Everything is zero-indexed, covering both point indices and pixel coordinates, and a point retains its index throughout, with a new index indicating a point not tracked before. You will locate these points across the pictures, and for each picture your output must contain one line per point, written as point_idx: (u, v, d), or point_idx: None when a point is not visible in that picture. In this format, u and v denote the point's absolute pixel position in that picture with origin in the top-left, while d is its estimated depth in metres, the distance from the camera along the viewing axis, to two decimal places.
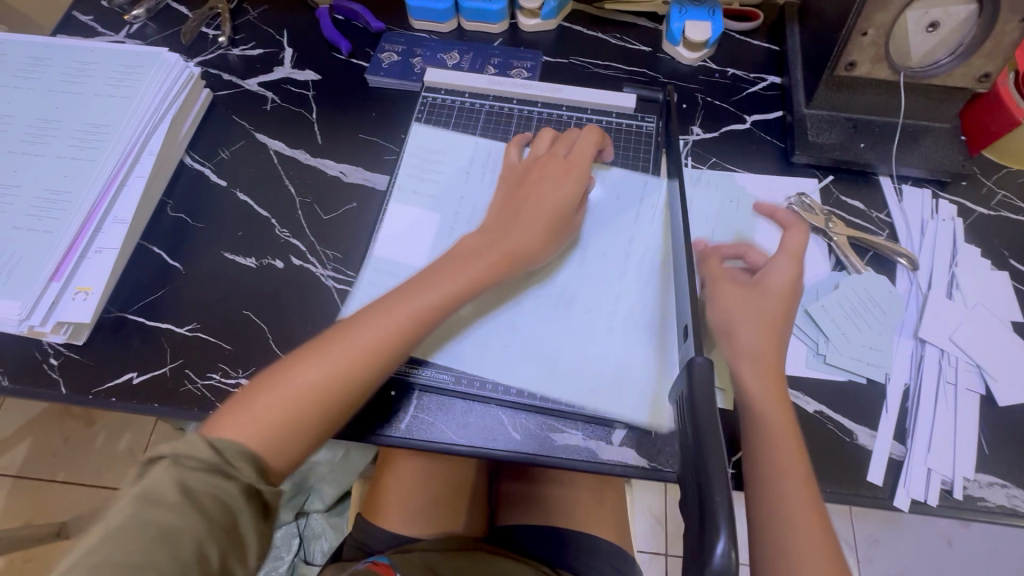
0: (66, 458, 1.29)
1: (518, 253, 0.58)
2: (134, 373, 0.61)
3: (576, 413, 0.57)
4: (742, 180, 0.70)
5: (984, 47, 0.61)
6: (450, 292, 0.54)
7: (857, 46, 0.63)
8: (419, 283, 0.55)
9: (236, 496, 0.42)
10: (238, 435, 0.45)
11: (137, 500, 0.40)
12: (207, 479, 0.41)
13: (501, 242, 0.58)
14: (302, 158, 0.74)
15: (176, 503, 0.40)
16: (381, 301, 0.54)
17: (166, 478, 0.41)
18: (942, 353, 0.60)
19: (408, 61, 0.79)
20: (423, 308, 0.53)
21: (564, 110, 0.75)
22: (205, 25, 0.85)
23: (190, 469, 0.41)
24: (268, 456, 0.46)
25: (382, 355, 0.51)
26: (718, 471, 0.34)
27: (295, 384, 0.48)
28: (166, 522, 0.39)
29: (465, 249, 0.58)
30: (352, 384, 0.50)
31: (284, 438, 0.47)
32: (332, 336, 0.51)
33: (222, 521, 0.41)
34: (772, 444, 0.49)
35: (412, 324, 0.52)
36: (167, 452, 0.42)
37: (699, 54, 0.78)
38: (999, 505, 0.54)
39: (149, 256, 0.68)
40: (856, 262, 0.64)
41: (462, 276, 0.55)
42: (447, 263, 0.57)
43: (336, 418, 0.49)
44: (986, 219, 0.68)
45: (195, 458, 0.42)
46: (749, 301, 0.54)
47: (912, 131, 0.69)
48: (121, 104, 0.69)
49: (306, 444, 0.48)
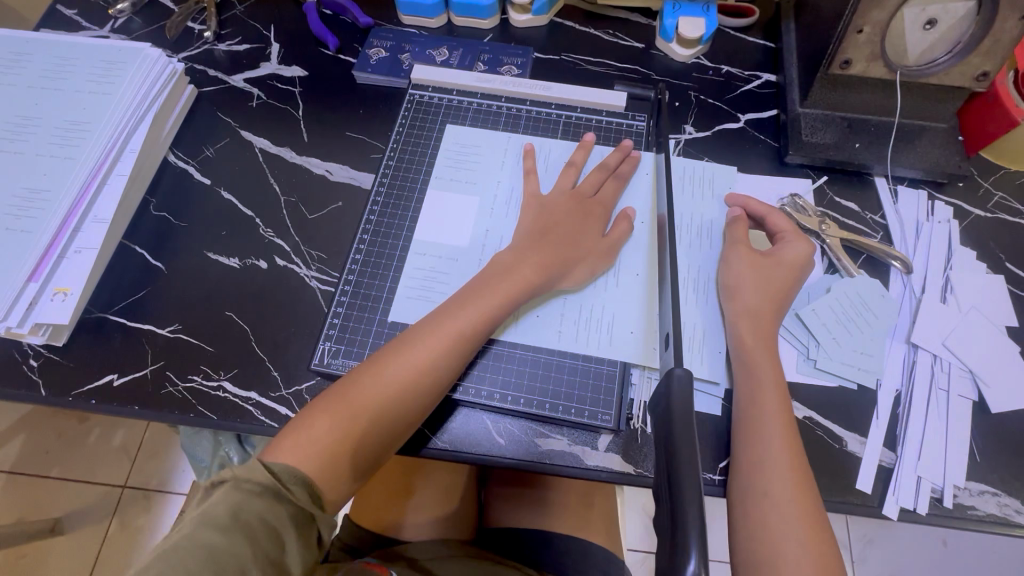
0: (59, 454, 1.29)
1: (543, 267, 0.58)
2: (114, 376, 0.60)
3: (564, 418, 0.56)
4: (734, 180, 0.69)
5: (982, 45, 0.60)
6: (489, 309, 0.56)
7: (852, 44, 0.62)
8: (460, 302, 0.56)
9: (285, 520, 0.44)
10: (296, 459, 0.48)
11: (196, 521, 0.42)
12: (260, 504, 0.44)
13: (534, 251, 0.59)
14: (288, 157, 0.73)
15: (226, 526, 0.42)
16: (425, 322, 0.55)
17: (224, 501, 0.43)
18: (935, 358, 0.59)
19: (396, 57, 0.78)
20: (466, 328, 0.55)
21: (554, 108, 0.74)
22: (191, 20, 0.83)
23: (248, 494, 0.44)
24: (325, 481, 0.48)
25: (431, 376, 0.53)
26: (691, 485, 0.34)
27: (346, 410, 0.50)
28: (216, 546, 0.41)
29: (502, 265, 0.59)
30: (406, 407, 0.52)
31: (340, 462, 0.49)
32: (381, 359, 0.53)
33: (270, 546, 0.43)
34: (768, 455, 0.49)
35: (451, 347, 0.54)
36: (228, 476, 0.44)
37: (692, 52, 0.77)
38: (990, 514, 0.53)
39: (132, 256, 0.67)
40: (849, 265, 0.62)
41: (500, 292, 0.57)
42: (483, 279, 0.58)
43: (381, 443, 0.51)
44: (982, 221, 0.66)
45: (253, 483, 0.44)
46: (766, 315, 0.56)
47: (908, 131, 0.68)
48: (104, 102, 0.69)
49: (360, 466, 0.50)
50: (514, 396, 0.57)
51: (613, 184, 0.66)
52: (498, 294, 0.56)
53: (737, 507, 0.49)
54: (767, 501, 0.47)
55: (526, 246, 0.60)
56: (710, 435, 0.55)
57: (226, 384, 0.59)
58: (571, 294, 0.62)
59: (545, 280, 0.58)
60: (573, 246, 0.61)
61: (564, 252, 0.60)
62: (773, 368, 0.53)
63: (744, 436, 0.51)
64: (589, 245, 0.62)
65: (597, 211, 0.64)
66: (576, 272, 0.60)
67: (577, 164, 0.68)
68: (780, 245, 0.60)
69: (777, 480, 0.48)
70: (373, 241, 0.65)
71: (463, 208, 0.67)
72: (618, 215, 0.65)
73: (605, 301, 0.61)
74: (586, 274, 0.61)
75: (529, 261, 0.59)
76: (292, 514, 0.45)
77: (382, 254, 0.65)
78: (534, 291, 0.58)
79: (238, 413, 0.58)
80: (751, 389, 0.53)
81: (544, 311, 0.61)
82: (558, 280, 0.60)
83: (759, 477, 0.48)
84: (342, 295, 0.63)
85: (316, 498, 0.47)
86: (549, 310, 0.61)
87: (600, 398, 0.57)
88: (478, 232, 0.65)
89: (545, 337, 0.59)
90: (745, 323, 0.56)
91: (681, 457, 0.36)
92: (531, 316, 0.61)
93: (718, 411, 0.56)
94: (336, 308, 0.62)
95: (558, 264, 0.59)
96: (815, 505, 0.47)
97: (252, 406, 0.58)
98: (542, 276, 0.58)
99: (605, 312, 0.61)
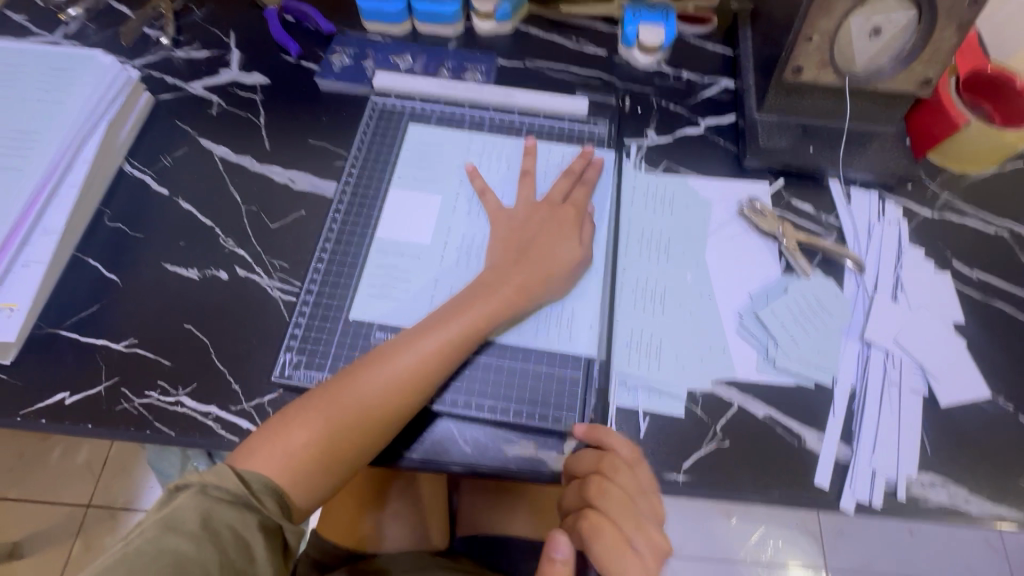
0: (19, 475, 1.23)
1: (519, 284, 0.58)
2: (66, 394, 0.58)
3: (528, 423, 0.56)
4: (692, 183, 0.70)
5: (924, 53, 0.62)
6: (471, 326, 0.56)
7: (803, 52, 0.64)
8: (442, 319, 0.56)
9: (253, 528, 0.45)
10: (272, 470, 0.48)
11: (159, 526, 0.42)
12: (230, 512, 0.45)
13: (514, 270, 0.59)
14: (249, 165, 0.71)
15: (196, 532, 0.42)
16: (404, 337, 0.55)
17: (192, 506, 0.43)
18: (887, 355, 0.61)
19: (360, 64, 0.77)
20: (447, 345, 0.54)
21: (518, 115, 0.74)
22: (148, 26, 0.82)
23: (217, 500, 0.45)
24: (297, 491, 0.49)
25: (411, 393, 0.52)
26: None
27: (321, 422, 0.50)
28: (183, 553, 0.41)
29: (486, 283, 0.58)
30: (384, 422, 0.51)
31: (315, 473, 0.49)
32: (359, 371, 0.53)
33: (236, 554, 0.43)
34: (624, 538, 0.52)
35: (432, 365, 0.53)
36: (194, 481, 0.45)
37: (653, 58, 0.78)
38: (940, 504, 0.55)
39: (84, 269, 0.64)
40: (805, 266, 0.64)
41: (482, 310, 0.56)
42: (468, 294, 0.58)
43: (355, 458, 0.51)
44: (930, 221, 0.69)
45: (223, 490, 0.45)
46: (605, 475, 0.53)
47: (860, 135, 0.70)
48: (53, 110, 0.67)
49: (336, 478, 0.51)
50: (477, 401, 0.57)
51: (582, 190, 0.66)
52: (482, 311, 0.56)
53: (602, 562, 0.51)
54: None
55: (506, 265, 0.60)
56: (672, 436, 0.57)
57: (185, 400, 0.58)
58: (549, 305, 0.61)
59: (525, 293, 0.58)
60: (554, 258, 0.61)
61: (544, 272, 0.60)
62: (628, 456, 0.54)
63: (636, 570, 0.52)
64: (567, 255, 0.61)
65: (568, 216, 0.64)
66: (559, 285, 0.61)
67: (530, 172, 0.68)
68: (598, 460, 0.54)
69: (622, 532, 0.52)
70: (336, 250, 0.65)
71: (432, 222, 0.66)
72: (587, 216, 0.65)
73: (568, 302, 0.62)
74: (567, 284, 0.61)
75: (513, 280, 0.59)
76: (261, 522, 0.46)
77: (345, 262, 0.64)
78: (518, 311, 0.58)
79: (197, 428, 0.57)
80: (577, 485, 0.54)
81: (522, 328, 0.60)
82: (540, 298, 0.59)
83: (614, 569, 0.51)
84: (304, 304, 0.62)
85: (285, 507, 0.48)
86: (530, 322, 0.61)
87: (565, 402, 0.57)
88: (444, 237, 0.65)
89: (510, 340, 0.59)
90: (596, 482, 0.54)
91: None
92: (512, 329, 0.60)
93: (680, 411, 0.58)
94: (297, 317, 0.61)
95: (538, 280, 0.59)
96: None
97: (212, 421, 0.57)
98: (523, 295, 0.58)
99: (571, 314, 0.61)
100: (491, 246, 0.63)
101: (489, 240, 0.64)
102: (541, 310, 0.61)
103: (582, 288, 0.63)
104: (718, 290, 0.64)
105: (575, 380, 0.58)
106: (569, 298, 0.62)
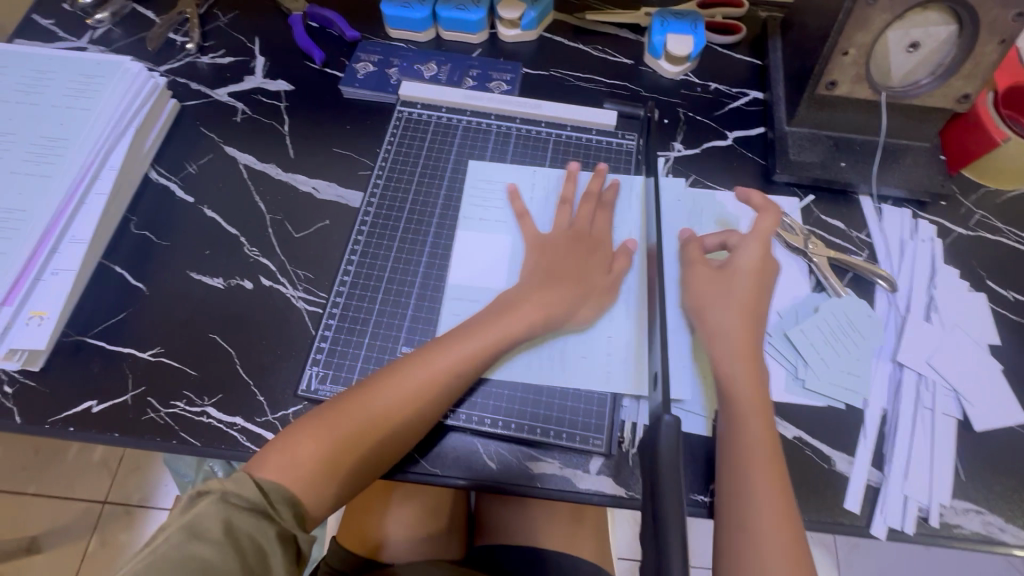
0: (38, 471, 1.25)
1: (540, 304, 0.58)
2: (94, 402, 0.58)
3: (555, 442, 0.56)
4: (720, 198, 0.69)
5: (964, 67, 0.61)
6: (489, 343, 0.55)
7: (838, 65, 0.63)
8: (455, 335, 0.56)
9: (272, 539, 0.44)
10: (282, 478, 0.47)
11: (182, 533, 0.41)
12: (250, 521, 0.44)
13: (540, 292, 0.58)
14: (273, 173, 0.71)
15: (219, 540, 0.42)
16: (417, 352, 0.55)
17: (214, 514, 0.43)
18: (920, 377, 0.59)
19: (384, 71, 0.77)
20: (460, 362, 0.54)
21: (544, 126, 0.73)
22: (173, 31, 0.82)
23: (237, 508, 0.44)
24: (308, 501, 0.48)
25: (422, 407, 0.52)
26: (676, 535, 0.33)
27: (330, 433, 0.50)
28: (206, 559, 0.41)
29: (502, 305, 0.58)
30: (393, 432, 0.51)
31: (324, 483, 0.49)
32: (372, 387, 0.53)
33: (256, 563, 0.43)
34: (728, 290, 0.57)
35: (444, 379, 0.53)
36: (216, 488, 0.44)
37: (680, 68, 0.77)
38: (975, 532, 0.54)
39: (111, 277, 0.65)
40: (836, 285, 0.63)
41: (504, 326, 0.56)
42: (488, 314, 0.58)
43: (361, 468, 0.51)
44: (964, 239, 0.68)
45: (242, 498, 0.44)
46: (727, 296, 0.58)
47: (893, 150, 0.69)
48: (82, 117, 0.67)
49: (343, 490, 0.50)
50: (503, 420, 0.56)
51: (603, 214, 0.66)
52: (500, 331, 0.56)
53: (723, 558, 0.47)
54: (748, 535, 0.47)
55: (532, 284, 0.59)
56: (700, 455, 0.56)
57: (211, 410, 0.58)
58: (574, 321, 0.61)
59: (549, 318, 0.58)
60: (575, 283, 0.60)
61: (566, 295, 0.59)
62: (737, 338, 0.55)
63: (726, 467, 0.51)
64: (589, 282, 0.61)
65: (595, 245, 0.63)
66: (581, 311, 0.60)
67: (568, 201, 0.66)
68: (734, 255, 0.59)
69: (731, 295, 0.57)
70: (362, 262, 0.64)
71: (440, 229, 0.66)
72: (619, 249, 0.64)
73: (594, 320, 0.61)
74: (588, 309, 0.60)
75: (532, 300, 0.58)
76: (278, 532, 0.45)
77: (371, 275, 0.64)
78: (537, 332, 0.58)
79: (223, 439, 0.57)
80: (731, 455, 0.51)
81: (539, 350, 0.60)
82: (561, 320, 0.59)
83: (749, 522, 0.47)
84: (329, 316, 0.61)
85: (299, 518, 0.48)
86: (552, 347, 0.60)
87: (593, 422, 0.57)
88: (456, 245, 0.65)
89: (538, 360, 0.59)
90: (719, 343, 0.55)
91: (667, 502, 0.35)
92: (529, 350, 0.59)
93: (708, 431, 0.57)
94: (324, 330, 0.61)
95: (558, 303, 0.58)
96: (791, 508, 0.48)
97: (237, 432, 0.57)
98: (545, 315, 0.58)
99: (597, 333, 0.60)
100: (521, 271, 0.63)
101: (522, 264, 0.63)
102: (563, 336, 0.60)
103: (604, 311, 0.62)
104: None
105: (604, 400, 0.58)
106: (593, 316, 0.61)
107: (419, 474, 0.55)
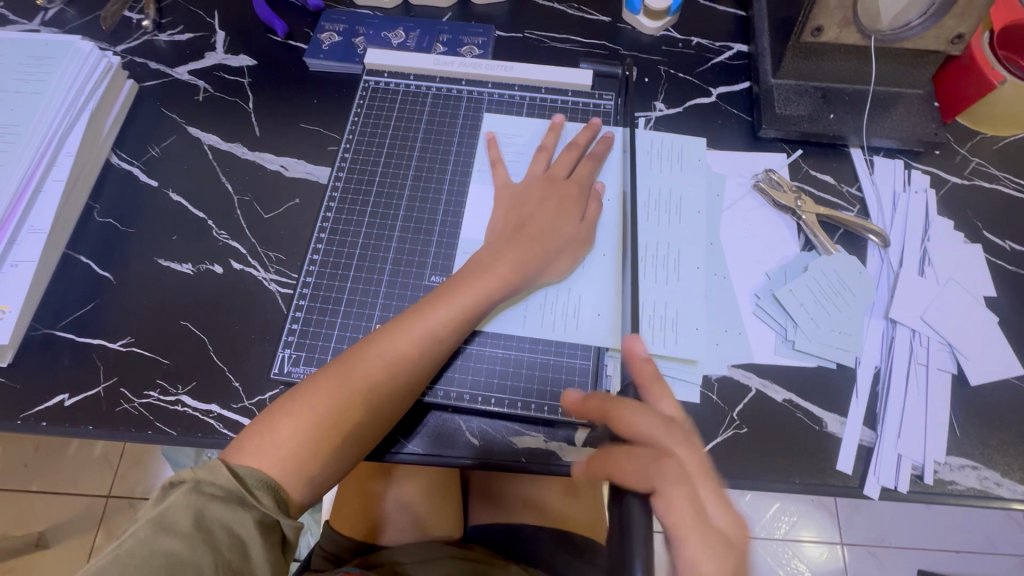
0: (38, 468, 1.25)
1: (514, 259, 0.55)
2: (65, 395, 0.57)
3: (539, 415, 0.54)
4: (708, 158, 0.67)
5: (956, 6, 0.57)
6: (465, 303, 0.53)
7: (823, 10, 0.59)
8: (431, 299, 0.53)
9: (250, 527, 0.42)
10: (262, 462, 0.45)
11: (151, 526, 0.40)
12: (225, 510, 0.42)
13: (509, 248, 0.56)
14: (240, 153, 0.69)
15: (188, 533, 0.40)
16: (393, 322, 0.52)
17: (185, 505, 0.40)
18: (914, 333, 0.57)
19: (350, 41, 0.73)
20: (439, 326, 0.52)
21: (518, 90, 0.70)
22: (129, 9, 0.78)
23: (211, 498, 0.41)
24: (293, 485, 0.46)
25: (404, 376, 0.50)
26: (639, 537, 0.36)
27: (312, 412, 0.47)
28: (176, 554, 0.39)
29: (477, 263, 0.55)
30: (377, 407, 0.49)
31: (308, 467, 0.46)
32: (350, 358, 0.50)
33: (232, 555, 0.40)
34: None
35: (423, 344, 0.51)
36: (188, 477, 0.42)
37: (660, 24, 0.73)
38: (970, 487, 0.53)
39: (77, 267, 0.63)
40: (826, 242, 0.60)
41: (477, 285, 0.54)
42: (461, 273, 0.55)
43: (346, 448, 0.48)
44: (959, 189, 0.65)
45: (217, 486, 0.42)
46: None
47: (883, 99, 0.66)
48: (33, 102, 0.64)
49: (330, 473, 0.48)
50: (482, 394, 0.55)
51: (586, 164, 0.63)
52: (476, 289, 0.53)
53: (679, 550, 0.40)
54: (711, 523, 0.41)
55: (500, 242, 0.57)
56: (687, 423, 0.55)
57: (185, 399, 0.57)
58: (554, 285, 0.59)
59: (522, 275, 0.55)
60: (554, 235, 0.57)
61: (542, 247, 0.57)
62: None
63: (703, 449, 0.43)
64: (568, 231, 0.58)
65: (570, 192, 0.60)
66: (557, 264, 0.58)
67: (549, 148, 0.64)
68: None
69: None
70: (333, 238, 0.62)
71: (411, 202, 0.64)
72: (591, 193, 0.62)
73: (576, 286, 0.59)
74: (568, 263, 0.58)
75: (504, 258, 0.55)
76: (258, 518, 0.43)
77: (343, 252, 0.62)
78: (512, 289, 0.55)
79: (198, 427, 0.55)
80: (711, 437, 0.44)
81: (516, 312, 0.58)
82: (538, 275, 0.56)
83: (675, 528, 0.40)
84: (301, 297, 0.60)
85: (282, 503, 0.45)
86: (529, 304, 0.58)
87: None
88: (426, 218, 0.63)
89: (520, 332, 0.57)
90: None
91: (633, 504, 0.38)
92: (507, 313, 0.58)
93: (695, 398, 0.55)
94: (295, 311, 0.59)
95: (535, 257, 0.56)
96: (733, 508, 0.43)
97: (214, 420, 0.56)
98: (519, 271, 0.55)
99: (580, 300, 0.58)
100: (491, 223, 0.61)
101: (491, 215, 0.62)
102: (540, 291, 0.59)
103: (582, 267, 0.60)
104: (734, 269, 0.60)
105: (586, 369, 0.56)
106: (574, 279, 0.59)
107: (407, 454, 0.54)
